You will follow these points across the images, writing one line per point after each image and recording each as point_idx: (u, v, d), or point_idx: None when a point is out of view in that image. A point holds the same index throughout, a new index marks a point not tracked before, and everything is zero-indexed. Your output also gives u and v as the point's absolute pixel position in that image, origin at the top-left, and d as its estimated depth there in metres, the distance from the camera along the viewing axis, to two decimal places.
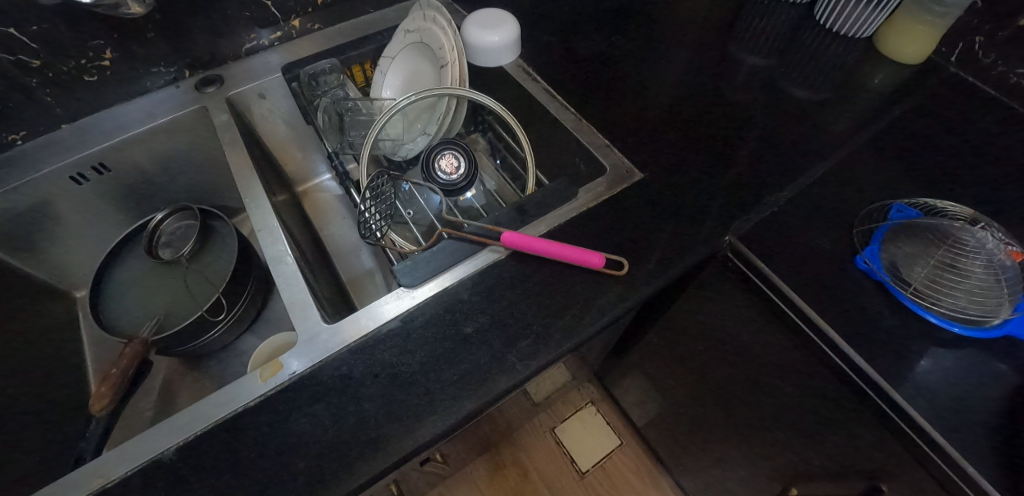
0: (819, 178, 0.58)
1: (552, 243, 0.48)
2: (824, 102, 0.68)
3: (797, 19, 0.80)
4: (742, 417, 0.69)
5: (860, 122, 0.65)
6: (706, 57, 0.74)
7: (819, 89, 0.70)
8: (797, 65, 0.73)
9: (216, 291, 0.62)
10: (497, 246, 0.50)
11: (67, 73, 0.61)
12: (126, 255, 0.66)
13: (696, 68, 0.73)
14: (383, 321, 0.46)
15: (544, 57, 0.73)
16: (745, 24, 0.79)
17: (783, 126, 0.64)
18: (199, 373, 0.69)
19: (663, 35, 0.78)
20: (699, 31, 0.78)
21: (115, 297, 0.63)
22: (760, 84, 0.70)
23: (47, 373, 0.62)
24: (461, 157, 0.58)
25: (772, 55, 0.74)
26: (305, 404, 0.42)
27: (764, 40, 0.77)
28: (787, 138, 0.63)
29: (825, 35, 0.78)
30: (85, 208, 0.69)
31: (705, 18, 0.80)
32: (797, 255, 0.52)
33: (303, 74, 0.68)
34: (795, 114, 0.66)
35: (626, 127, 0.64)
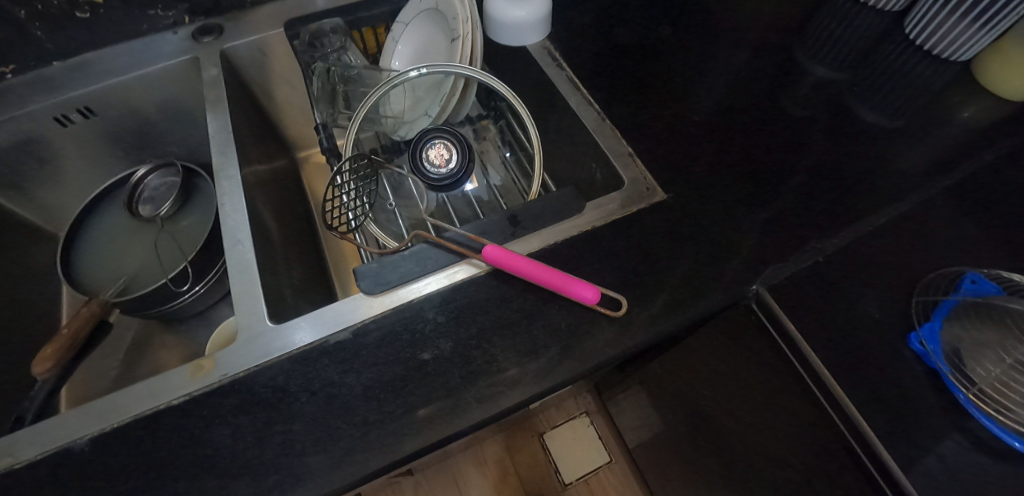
0: (880, 227, 0.48)
1: (537, 265, 0.41)
2: (898, 133, 0.57)
3: (882, 28, 0.68)
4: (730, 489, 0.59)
5: (940, 164, 0.54)
6: (766, 62, 0.64)
7: (895, 116, 0.58)
8: (874, 84, 0.62)
9: (185, 257, 0.58)
10: (477, 260, 0.43)
11: (57, 7, 0.57)
12: (105, 208, 0.63)
13: (751, 74, 0.62)
14: (333, 330, 0.40)
15: (575, 42, 0.64)
16: (817, 28, 0.67)
17: (845, 156, 0.54)
18: (170, 337, 0.66)
19: (718, 31, 0.67)
20: (762, 29, 0.67)
21: (87, 250, 0.60)
22: (825, 102, 0.59)
23: (18, 320, 0.60)
24: (454, 148, 0.49)
25: (844, 69, 0.63)
26: (231, 413, 0.38)
27: (837, 50, 0.65)
28: (847, 171, 0.53)
29: (913, 51, 0.65)
30: (74, 152, 0.66)
31: (770, 16, 0.69)
32: (836, 318, 0.43)
33: (306, 32, 0.61)
34: (861, 144, 0.55)
35: (656, 135, 0.55)
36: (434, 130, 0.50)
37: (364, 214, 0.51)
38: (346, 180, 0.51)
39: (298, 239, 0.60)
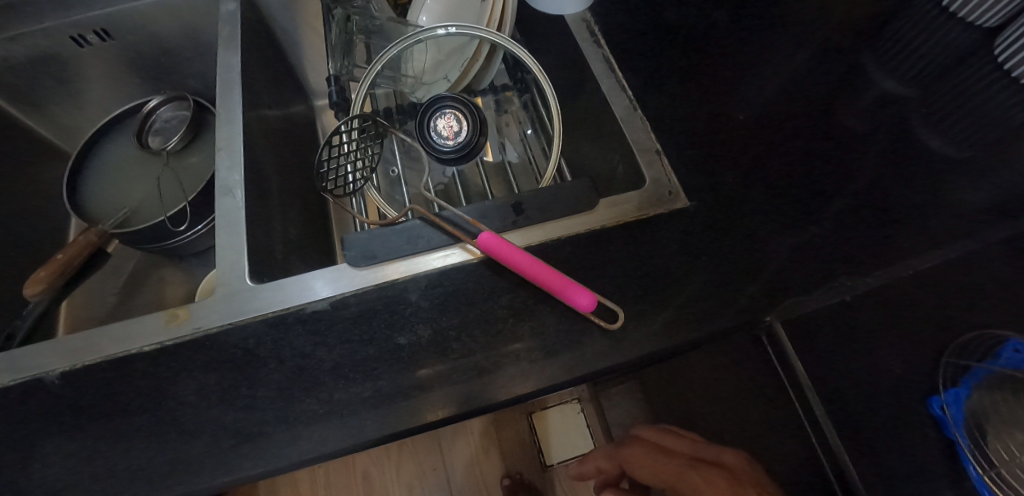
0: (924, 271, 0.43)
1: (532, 260, 0.38)
2: (967, 167, 0.50)
3: (971, 41, 0.59)
4: None
5: (1009, 208, 0.47)
6: (828, 65, 0.57)
7: (966, 146, 0.52)
8: (948, 106, 0.54)
9: (186, 196, 0.57)
10: (471, 246, 0.40)
11: None
12: (115, 135, 0.62)
13: (809, 77, 0.56)
14: (311, 299, 0.39)
15: (618, 17, 0.58)
16: (893, 34, 0.60)
17: (902, 185, 0.48)
18: (169, 272, 0.66)
19: (780, 24, 0.60)
20: (831, 28, 0.60)
21: (94, 176, 0.60)
22: (889, 119, 0.53)
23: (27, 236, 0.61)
24: (466, 121, 0.45)
25: (917, 84, 0.56)
26: (198, 369, 0.37)
27: (914, 61, 0.58)
28: (899, 202, 0.47)
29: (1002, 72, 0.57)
30: (90, 74, 0.65)
31: (843, 14, 0.61)
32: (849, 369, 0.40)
33: None
34: (921, 173, 0.49)
35: (689, 134, 0.50)
36: (448, 98, 0.46)
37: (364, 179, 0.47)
38: (351, 139, 0.48)
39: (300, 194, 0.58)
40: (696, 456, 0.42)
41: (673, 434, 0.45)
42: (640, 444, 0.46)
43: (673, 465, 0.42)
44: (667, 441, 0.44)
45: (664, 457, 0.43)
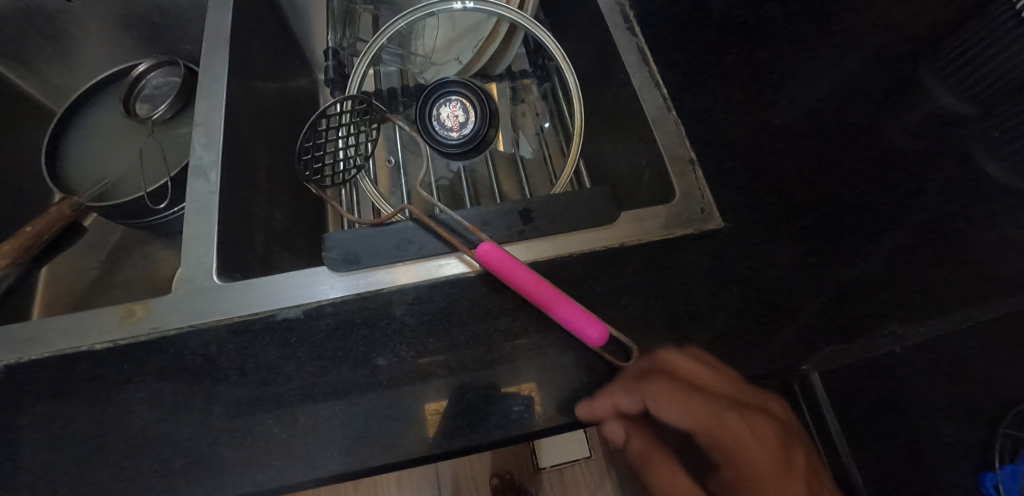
0: (1005, 318, 0.36)
1: (536, 278, 0.33)
2: None
3: None
4: None
5: None
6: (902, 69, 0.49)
7: None
8: None
9: (169, 170, 0.53)
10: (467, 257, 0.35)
11: None
12: (101, 99, 0.58)
13: (876, 80, 0.48)
14: (282, 305, 0.34)
15: (656, 3, 0.52)
16: None
17: (984, 213, 0.40)
18: (153, 248, 0.62)
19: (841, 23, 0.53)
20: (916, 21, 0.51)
21: (76, 142, 0.56)
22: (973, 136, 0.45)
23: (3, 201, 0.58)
24: (474, 111, 0.40)
25: None
26: (151, 374, 0.33)
27: None
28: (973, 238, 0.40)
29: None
30: (81, 31, 0.61)
31: None
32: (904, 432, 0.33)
33: None
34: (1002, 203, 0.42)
35: (728, 142, 0.44)
36: (456, 84, 0.41)
37: (354, 166, 0.43)
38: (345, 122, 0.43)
39: None
40: (735, 399, 0.33)
41: (704, 364, 0.34)
42: (660, 371, 0.34)
43: (715, 409, 0.33)
44: (698, 371, 0.34)
45: (704, 398, 0.33)
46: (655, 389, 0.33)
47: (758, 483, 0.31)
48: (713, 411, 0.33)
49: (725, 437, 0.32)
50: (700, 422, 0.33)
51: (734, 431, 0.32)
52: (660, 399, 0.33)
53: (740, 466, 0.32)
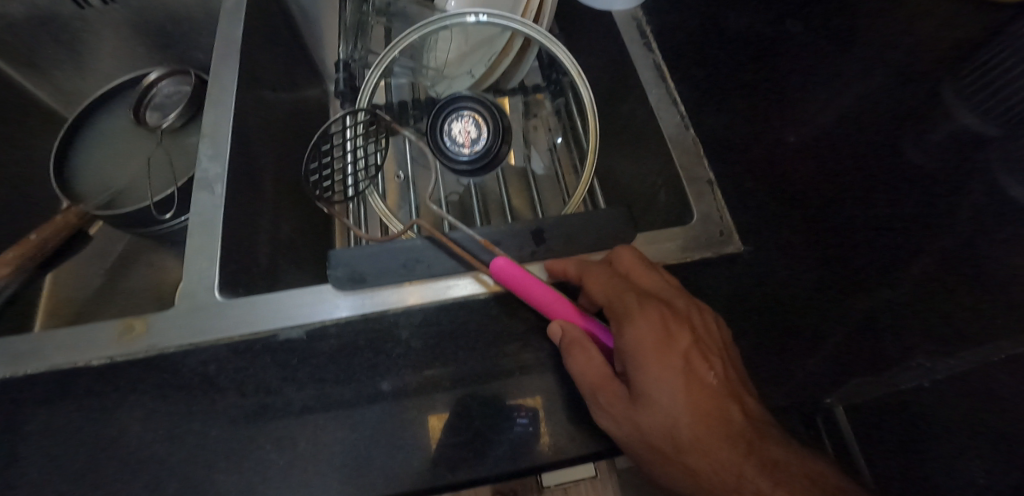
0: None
1: (553, 292, 0.32)
2: None
3: None
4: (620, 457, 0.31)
5: None
6: None
7: None
8: None
9: (177, 179, 0.52)
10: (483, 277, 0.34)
11: None
12: (113, 107, 0.58)
13: None
14: (284, 325, 0.33)
15: (674, 18, 0.51)
16: None
17: None
18: (158, 256, 0.61)
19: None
20: None
21: (84, 151, 0.55)
22: None
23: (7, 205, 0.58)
24: (486, 128, 0.39)
25: None
26: (147, 393, 0.32)
27: None
28: None
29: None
30: (95, 37, 0.61)
31: None
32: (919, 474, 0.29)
33: None
34: None
35: (749, 163, 0.43)
36: (469, 99, 0.39)
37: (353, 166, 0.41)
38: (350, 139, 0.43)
39: None
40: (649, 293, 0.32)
41: (638, 257, 0.34)
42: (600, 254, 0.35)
43: (624, 291, 0.32)
44: (627, 264, 0.34)
45: (613, 283, 0.32)
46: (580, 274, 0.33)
47: (643, 363, 0.30)
48: (616, 297, 0.32)
49: (623, 323, 0.31)
50: (607, 305, 0.32)
51: (629, 315, 0.31)
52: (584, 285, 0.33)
53: (626, 338, 0.31)
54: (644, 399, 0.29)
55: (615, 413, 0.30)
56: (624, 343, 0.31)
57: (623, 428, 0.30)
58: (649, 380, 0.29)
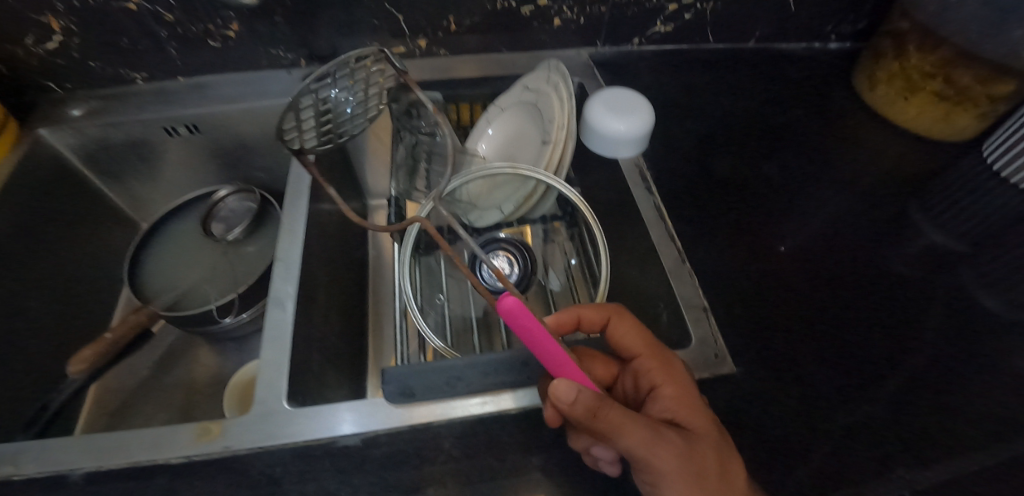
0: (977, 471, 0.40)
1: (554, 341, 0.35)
2: (1000, 347, 0.51)
3: (987, 225, 0.65)
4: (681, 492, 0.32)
5: None
6: (862, 234, 0.61)
7: (1001, 325, 0.53)
8: (976, 282, 0.57)
9: (237, 286, 0.60)
10: (498, 396, 0.40)
11: (193, 33, 0.64)
12: (183, 217, 0.67)
13: (834, 242, 0.59)
14: (342, 433, 0.38)
15: (666, 165, 0.62)
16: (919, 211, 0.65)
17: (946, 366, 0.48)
18: (204, 351, 0.68)
19: (803, 192, 0.64)
20: (858, 201, 0.65)
21: (154, 255, 0.63)
22: (920, 295, 0.55)
23: (66, 295, 0.67)
24: (515, 265, 0.52)
25: (943, 257, 0.59)
26: (217, 491, 0.36)
27: (946, 238, 0.62)
28: (945, 390, 0.46)
29: (1014, 267, 0.60)
30: (173, 155, 0.73)
31: (870, 187, 0.67)
32: None
33: (405, 98, 0.62)
34: (960, 353, 0.50)
35: (734, 291, 0.52)
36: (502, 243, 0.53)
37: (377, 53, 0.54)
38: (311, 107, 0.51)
39: (346, 299, 0.60)
40: None
41: None
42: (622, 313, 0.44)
43: (658, 346, 0.41)
44: None
45: (648, 335, 0.42)
46: (615, 317, 0.42)
47: (694, 403, 0.38)
48: (653, 348, 0.41)
49: (665, 369, 0.39)
50: (645, 352, 0.41)
51: (670, 365, 0.40)
52: (625, 332, 0.42)
53: (673, 382, 0.39)
54: (701, 433, 0.36)
55: (674, 445, 0.33)
56: (669, 387, 0.39)
57: (684, 458, 0.33)
58: (702, 416, 0.37)
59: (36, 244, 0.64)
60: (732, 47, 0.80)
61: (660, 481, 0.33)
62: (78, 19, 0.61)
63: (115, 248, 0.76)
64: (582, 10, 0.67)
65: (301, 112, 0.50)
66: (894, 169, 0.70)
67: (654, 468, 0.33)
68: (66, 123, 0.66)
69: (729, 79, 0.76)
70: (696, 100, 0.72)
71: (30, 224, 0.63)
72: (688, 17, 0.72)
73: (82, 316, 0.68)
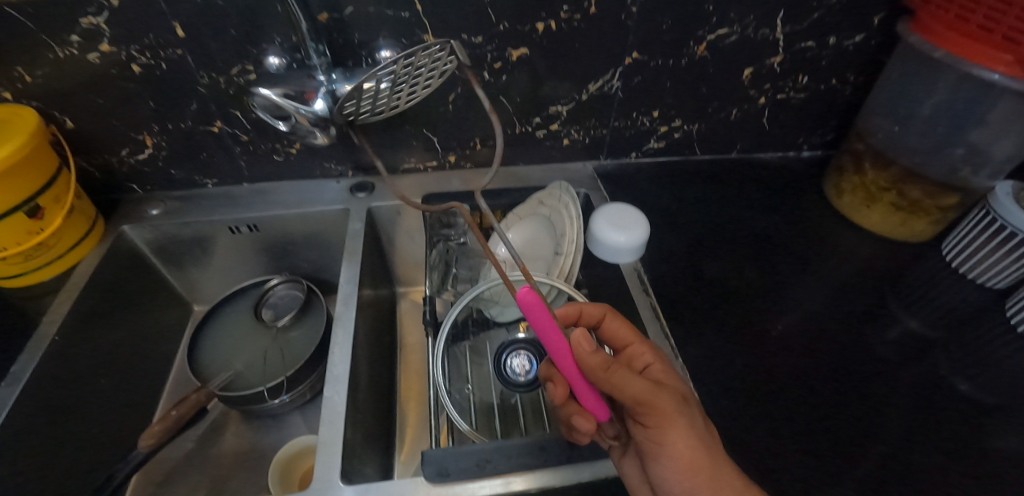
0: None
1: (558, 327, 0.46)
2: (961, 436, 0.58)
3: (949, 320, 0.73)
4: (685, 428, 0.43)
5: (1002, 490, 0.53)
6: (835, 329, 0.69)
7: (963, 414, 0.60)
8: (939, 373, 0.65)
9: (285, 368, 0.69)
10: (518, 478, 0.47)
11: (263, 150, 0.78)
12: (237, 303, 0.77)
13: (809, 335, 0.68)
14: None
15: (660, 268, 0.73)
16: (886, 306, 0.74)
17: (910, 454, 0.55)
18: (244, 427, 0.75)
19: (780, 290, 0.74)
20: (831, 296, 0.74)
21: (211, 338, 0.73)
22: (887, 386, 0.62)
23: (124, 370, 0.75)
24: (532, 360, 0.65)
25: (908, 350, 0.67)
26: None
27: (912, 332, 0.70)
28: (909, 478, 0.53)
29: (973, 360, 0.67)
30: (232, 249, 0.84)
31: (841, 283, 0.76)
32: None
33: (437, 210, 0.73)
34: (924, 442, 0.56)
35: (721, 385, 0.60)
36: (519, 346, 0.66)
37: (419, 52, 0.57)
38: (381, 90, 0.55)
39: (380, 382, 0.69)
40: None
41: None
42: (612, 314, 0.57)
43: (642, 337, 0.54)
44: None
45: (636, 330, 0.55)
46: (608, 314, 0.55)
47: (676, 375, 0.50)
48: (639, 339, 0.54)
49: (652, 350, 0.52)
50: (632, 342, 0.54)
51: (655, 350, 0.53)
52: (619, 324, 0.55)
53: (659, 361, 0.51)
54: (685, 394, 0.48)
55: (674, 396, 0.45)
56: (657, 363, 0.51)
57: (681, 407, 0.44)
58: (683, 384, 0.49)
59: (109, 325, 0.74)
60: (716, 157, 0.94)
61: (668, 423, 0.43)
62: (169, 139, 0.76)
63: (167, 326, 0.85)
64: (587, 132, 0.82)
65: (362, 98, 0.56)
66: (861, 268, 0.79)
67: (663, 415, 0.43)
68: (145, 221, 0.78)
69: (713, 187, 0.88)
70: (686, 207, 0.84)
71: (107, 307, 0.74)
72: (677, 136, 0.87)
73: (135, 389, 0.77)
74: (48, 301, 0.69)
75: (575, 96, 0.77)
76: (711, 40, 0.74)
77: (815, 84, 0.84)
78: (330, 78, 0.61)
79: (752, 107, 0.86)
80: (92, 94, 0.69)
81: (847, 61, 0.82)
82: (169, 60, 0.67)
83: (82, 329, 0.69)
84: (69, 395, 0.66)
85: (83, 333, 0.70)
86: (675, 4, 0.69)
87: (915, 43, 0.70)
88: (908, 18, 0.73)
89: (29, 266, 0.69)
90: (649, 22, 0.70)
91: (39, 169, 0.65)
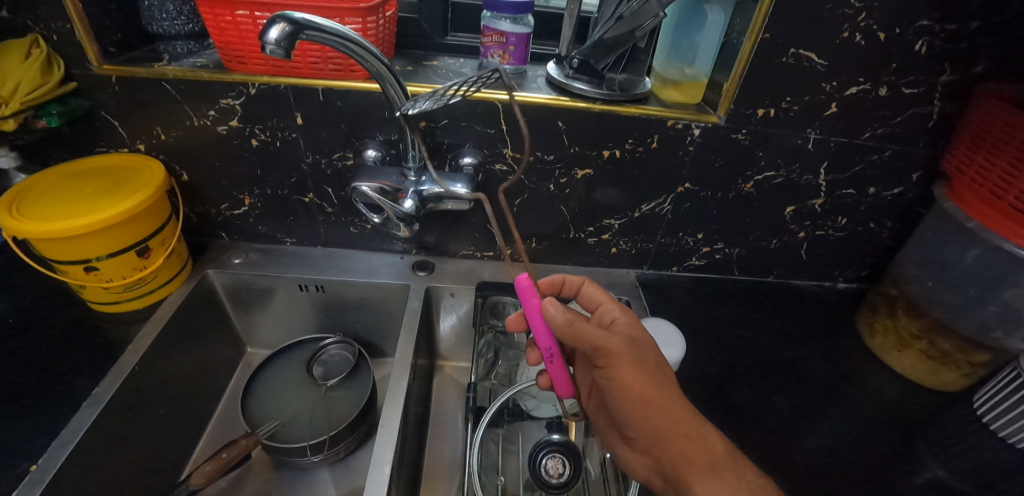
0: None
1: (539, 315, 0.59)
2: None
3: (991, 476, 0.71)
4: (636, 362, 0.54)
5: None
6: (863, 471, 0.70)
7: None
8: None
9: (328, 427, 0.74)
10: None
11: (343, 220, 0.87)
12: (292, 354, 0.84)
13: (836, 475, 0.68)
14: None
15: (691, 385, 0.77)
16: (915, 453, 0.74)
17: None
18: (275, 475, 0.79)
19: (808, 423, 0.75)
20: (860, 437, 0.75)
21: (265, 384, 0.79)
22: None
23: (180, 400, 0.81)
24: (565, 464, 0.65)
25: None
26: None
27: (944, 486, 0.70)
28: None
29: None
30: (295, 303, 0.92)
31: (869, 422, 0.78)
32: None
33: (488, 301, 0.82)
34: None
35: None
36: (552, 449, 0.66)
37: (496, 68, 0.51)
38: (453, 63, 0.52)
39: (413, 455, 0.72)
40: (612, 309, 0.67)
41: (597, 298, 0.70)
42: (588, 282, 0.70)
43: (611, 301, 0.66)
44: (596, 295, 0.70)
45: (608, 295, 0.67)
46: (585, 283, 0.69)
47: (636, 327, 0.61)
48: (608, 301, 0.66)
49: (620, 309, 0.63)
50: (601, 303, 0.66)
51: (622, 309, 0.64)
52: (593, 291, 0.68)
53: (624, 317, 0.62)
54: (641, 340, 0.58)
55: (626, 342, 0.55)
56: (619, 319, 0.62)
57: (632, 349, 0.55)
58: (642, 333, 0.60)
59: (178, 355, 0.81)
60: (753, 279, 0.99)
61: (621, 364, 0.53)
62: (264, 201, 0.86)
63: (221, 365, 0.92)
64: (634, 244, 0.90)
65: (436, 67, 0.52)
66: (891, 410, 0.80)
67: (617, 360, 0.53)
68: (228, 268, 0.88)
69: (747, 309, 0.93)
70: (720, 326, 0.88)
71: (179, 340, 0.81)
72: (717, 257, 0.93)
73: (184, 420, 0.82)
74: (134, 330, 0.77)
75: (628, 213, 0.84)
76: (758, 180, 0.81)
77: (853, 226, 0.90)
78: (420, 179, 0.71)
79: (791, 240, 0.91)
80: (213, 157, 0.81)
81: (885, 210, 0.88)
82: (284, 140, 0.78)
83: (157, 360, 0.76)
84: (132, 420, 0.72)
85: (157, 363, 0.76)
86: (728, 147, 0.77)
87: (951, 208, 0.75)
88: (941, 185, 0.80)
89: (126, 295, 0.78)
90: (703, 160, 0.78)
91: (155, 216, 0.75)
